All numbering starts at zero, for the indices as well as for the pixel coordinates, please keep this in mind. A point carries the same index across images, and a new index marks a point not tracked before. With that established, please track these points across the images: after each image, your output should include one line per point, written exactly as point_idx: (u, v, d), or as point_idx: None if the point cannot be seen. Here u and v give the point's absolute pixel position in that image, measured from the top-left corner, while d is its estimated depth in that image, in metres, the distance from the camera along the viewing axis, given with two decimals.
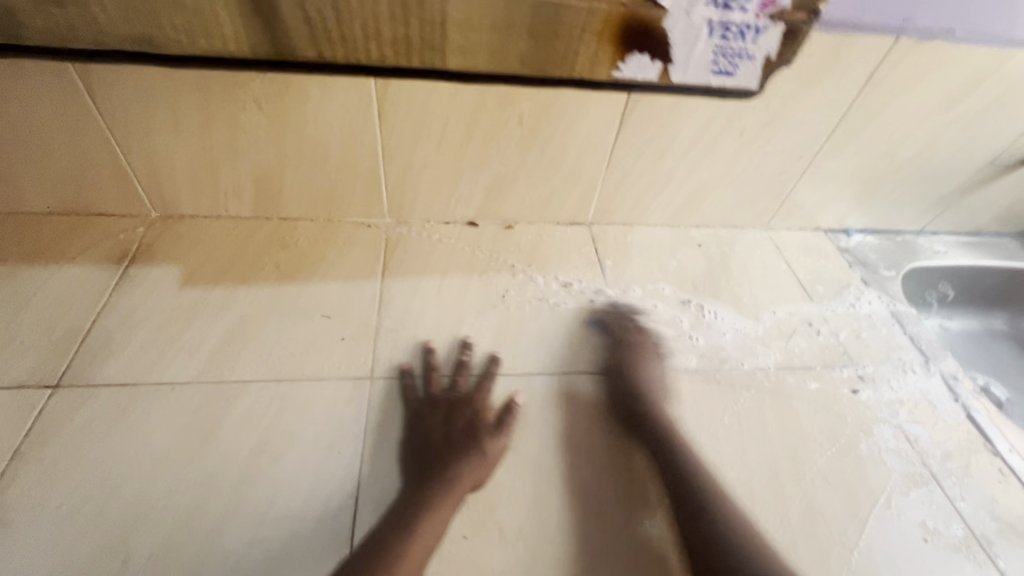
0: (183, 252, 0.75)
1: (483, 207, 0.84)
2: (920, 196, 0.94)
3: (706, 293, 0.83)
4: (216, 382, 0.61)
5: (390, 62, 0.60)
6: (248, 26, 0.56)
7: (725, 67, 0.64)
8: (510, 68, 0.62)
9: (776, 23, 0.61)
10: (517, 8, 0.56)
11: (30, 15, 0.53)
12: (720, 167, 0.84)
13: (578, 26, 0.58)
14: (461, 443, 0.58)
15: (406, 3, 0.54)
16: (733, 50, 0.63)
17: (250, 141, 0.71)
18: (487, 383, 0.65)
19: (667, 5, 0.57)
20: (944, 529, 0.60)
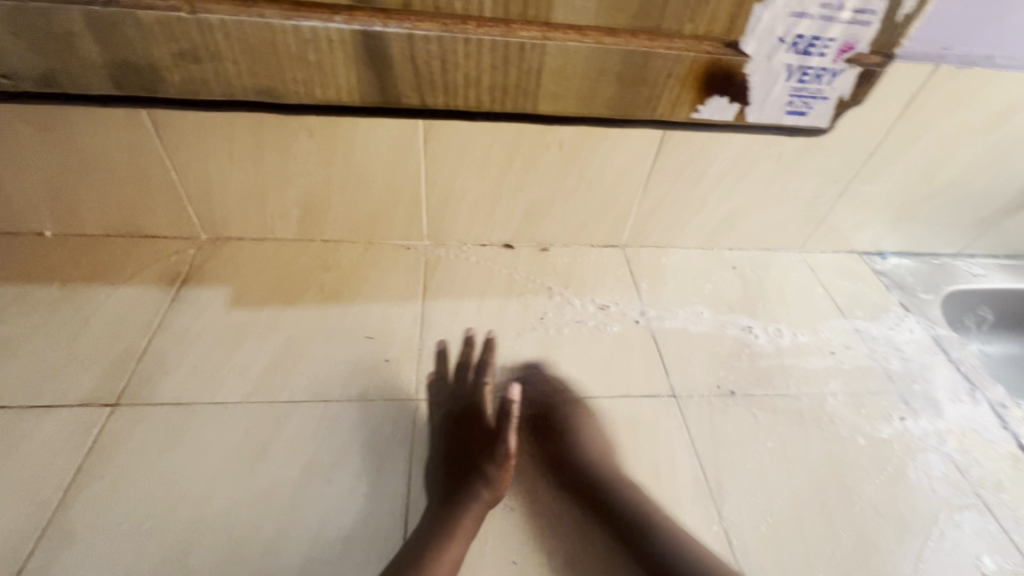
0: (231, 274, 0.77)
1: (520, 229, 0.85)
2: (958, 219, 0.93)
3: (743, 317, 0.82)
4: (267, 402, 0.63)
5: (485, 107, 0.60)
6: (360, 77, 0.56)
7: (799, 109, 0.64)
8: (596, 112, 0.61)
9: (853, 67, 0.60)
10: (609, 56, 0.55)
11: (169, 71, 0.54)
12: (756, 191, 0.84)
13: (665, 72, 0.57)
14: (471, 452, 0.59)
15: (510, 53, 0.54)
16: (809, 92, 0.62)
17: (300, 167, 0.73)
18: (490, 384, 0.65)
19: (749, 51, 0.57)
20: (1002, 563, 0.59)
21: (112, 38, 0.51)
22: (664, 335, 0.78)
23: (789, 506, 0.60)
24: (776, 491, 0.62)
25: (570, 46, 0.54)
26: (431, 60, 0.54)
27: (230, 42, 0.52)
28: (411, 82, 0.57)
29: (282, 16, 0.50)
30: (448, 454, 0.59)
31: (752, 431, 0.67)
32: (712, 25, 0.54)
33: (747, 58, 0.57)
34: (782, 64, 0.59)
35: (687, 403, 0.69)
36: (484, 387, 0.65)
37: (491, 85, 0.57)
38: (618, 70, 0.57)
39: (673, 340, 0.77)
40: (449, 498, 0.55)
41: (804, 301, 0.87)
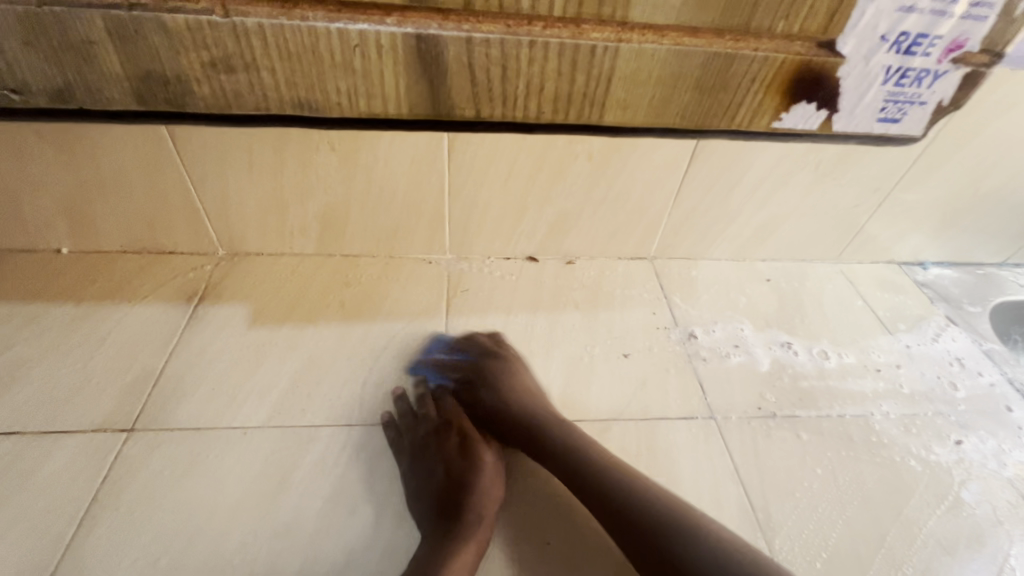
0: (249, 290, 0.75)
1: (545, 242, 0.82)
2: (1005, 228, 0.89)
3: (781, 331, 0.79)
4: (287, 427, 0.60)
5: (545, 118, 0.57)
6: (412, 88, 0.54)
7: (892, 114, 0.60)
8: (666, 123, 0.58)
9: (957, 67, 0.57)
10: (687, 60, 0.52)
11: (199, 83, 0.52)
12: (792, 200, 0.81)
13: (745, 76, 0.54)
14: (463, 468, 0.56)
15: (577, 59, 0.51)
16: (905, 96, 0.59)
17: (320, 181, 0.71)
18: (456, 404, 0.64)
19: (847, 51, 0.53)
20: None
21: (138, 49, 0.49)
22: (698, 351, 0.74)
23: (845, 540, 0.56)
24: (830, 522, 0.57)
25: (646, 49, 0.51)
26: (490, 66, 0.52)
27: (268, 50, 0.50)
28: (466, 91, 0.54)
29: (326, 18, 0.48)
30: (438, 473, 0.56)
31: (800, 455, 0.63)
32: (804, 24, 0.51)
33: (843, 58, 0.54)
34: (884, 66, 0.55)
35: (727, 425, 0.66)
36: (453, 413, 0.62)
37: (553, 93, 0.55)
38: (695, 76, 0.54)
39: (709, 358, 0.74)
40: (451, 515, 0.52)
41: (844, 315, 0.83)
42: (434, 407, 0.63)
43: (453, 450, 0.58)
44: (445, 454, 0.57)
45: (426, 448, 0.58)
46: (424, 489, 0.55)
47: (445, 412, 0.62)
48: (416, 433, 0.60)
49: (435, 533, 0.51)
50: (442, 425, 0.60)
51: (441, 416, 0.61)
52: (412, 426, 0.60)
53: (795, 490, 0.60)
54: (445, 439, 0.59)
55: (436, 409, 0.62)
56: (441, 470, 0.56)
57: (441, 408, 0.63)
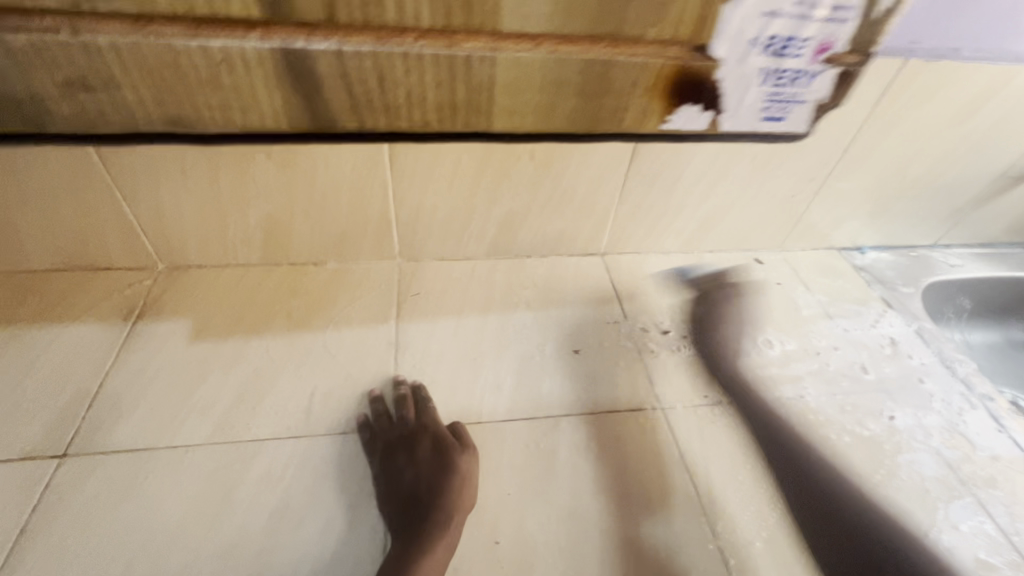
0: (190, 305, 0.73)
1: (496, 242, 0.83)
2: (934, 212, 0.93)
3: (726, 319, 0.81)
4: (231, 443, 0.59)
5: (434, 126, 0.59)
6: (288, 105, 0.55)
7: (775, 113, 0.63)
8: (557, 127, 0.61)
9: (830, 67, 0.59)
10: (563, 67, 0.54)
11: (58, 103, 0.52)
12: (732, 192, 0.83)
13: (629, 83, 0.57)
14: (431, 476, 0.56)
15: (454, 69, 0.53)
16: (784, 96, 0.62)
17: (259, 189, 0.70)
18: (427, 409, 0.63)
19: (722, 56, 0.56)
20: (999, 562, 0.58)
21: (29, 57, 0.47)
22: (648, 344, 0.76)
23: (783, 517, 0.59)
24: (770, 502, 0.60)
25: (520, 57, 0.52)
26: (366, 78, 0.52)
27: (127, 69, 0.50)
28: (344, 101, 0.55)
29: (185, 35, 0.48)
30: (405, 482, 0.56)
31: (742, 439, 0.66)
32: (678, 29, 0.53)
33: (718, 62, 0.56)
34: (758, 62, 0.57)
35: (675, 415, 0.67)
36: (425, 419, 0.62)
37: (438, 104, 0.56)
38: (578, 82, 0.56)
39: (657, 350, 0.75)
40: (417, 523, 0.53)
41: (786, 301, 0.86)
42: (406, 413, 0.62)
43: (423, 457, 0.58)
44: (415, 462, 0.57)
45: (396, 457, 0.58)
46: (395, 495, 0.56)
47: (418, 417, 0.62)
48: (386, 443, 0.60)
49: (402, 542, 0.52)
50: (413, 433, 0.60)
51: (409, 421, 0.61)
52: (383, 433, 0.61)
53: (738, 475, 0.62)
54: (415, 446, 0.59)
55: (409, 416, 0.62)
56: (411, 479, 0.56)
57: (413, 414, 0.63)
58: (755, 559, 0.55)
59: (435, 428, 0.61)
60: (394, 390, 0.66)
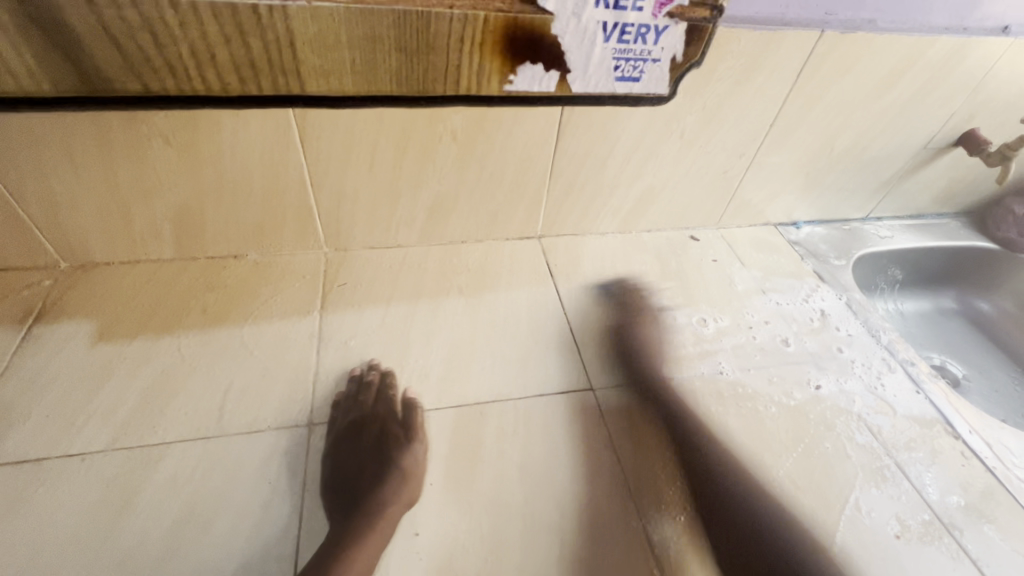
0: (97, 304, 0.68)
1: (427, 228, 0.80)
2: (863, 185, 0.95)
3: (661, 298, 0.81)
4: (135, 448, 0.56)
5: (237, 88, 0.55)
6: (57, 64, 0.50)
7: (629, 72, 0.61)
8: (385, 89, 0.58)
9: (676, 22, 0.57)
10: (374, 20, 0.51)
11: None
12: (664, 169, 0.82)
13: (450, 37, 0.54)
14: (377, 467, 0.56)
15: (240, 24, 0.49)
16: (636, 54, 0.60)
17: (162, 179, 0.66)
18: (387, 396, 0.63)
19: (552, 9, 0.54)
20: (912, 520, 0.59)
21: None
22: (581, 326, 0.75)
23: (708, 491, 0.59)
24: (696, 477, 0.60)
25: (319, 9, 0.49)
26: (136, 33, 0.48)
27: None
28: (118, 58, 0.50)
29: None
30: (348, 471, 0.56)
31: (672, 415, 0.66)
32: None
33: (550, 15, 0.54)
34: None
35: (606, 394, 0.67)
36: (382, 405, 0.62)
37: (235, 62, 0.52)
38: (394, 38, 0.53)
39: (591, 332, 0.75)
40: (355, 513, 0.53)
41: (721, 278, 0.86)
42: (365, 398, 0.62)
43: (371, 446, 0.58)
44: (363, 451, 0.58)
45: (345, 443, 0.58)
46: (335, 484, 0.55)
47: (374, 403, 0.62)
48: (340, 429, 0.60)
49: (339, 530, 0.52)
50: (365, 419, 0.60)
51: (366, 406, 0.61)
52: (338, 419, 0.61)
53: (664, 453, 0.62)
54: (365, 434, 0.59)
55: (366, 401, 0.62)
56: (357, 467, 0.57)
57: (371, 399, 0.62)
58: (677, 536, 0.55)
59: (393, 417, 0.61)
60: (360, 371, 0.66)
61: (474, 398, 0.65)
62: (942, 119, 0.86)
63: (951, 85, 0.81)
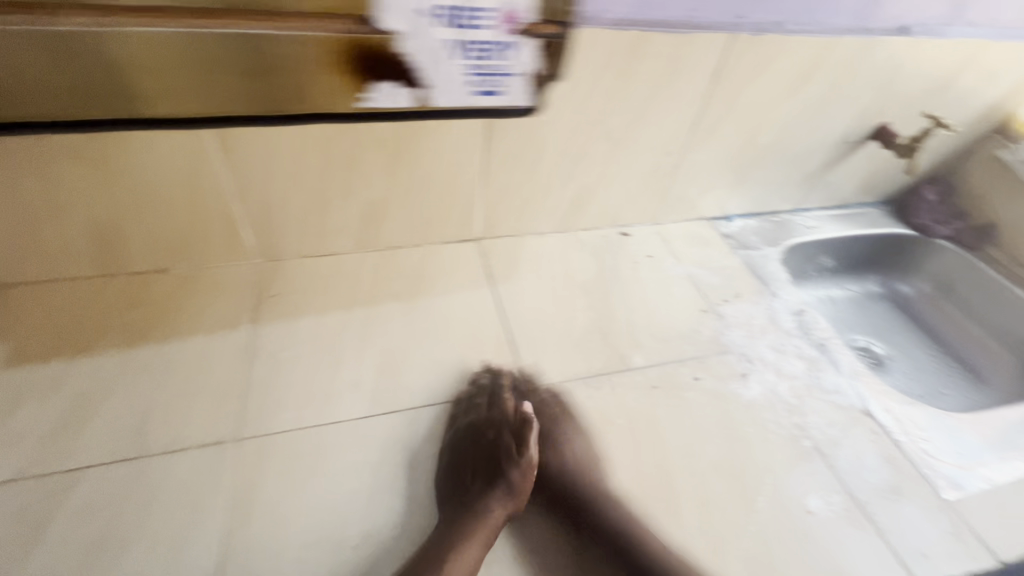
0: (7, 327, 0.65)
1: (362, 234, 0.80)
2: (790, 178, 0.98)
3: (596, 294, 0.83)
4: (47, 476, 0.54)
5: (79, 116, 0.56)
6: None
7: (487, 87, 0.66)
8: (240, 109, 0.60)
9: (522, 39, 0.63)
10: (207, 41, 0.53)
11: None
12: (596, 168, 0.84)
13: (292, 57, 0.57)
14: (484, 471, 0.60)
15: (71, 51, 0.51)
16: (489, 70, 0.64)
17: (70, 196, 0.63)
18: (500, 402, 0.66)
19: (396, 30, 0.58)
20: (827, 502, 0.63)
21: None
22: (519, 326, 0.76)
23: (638, 487, 0.61)
24: (626, 471, 0.62)
25: (151, 34, 0.52)
26: None
27: None
28: None
29: None
30: (461, 477, 0.60)
31: (603, 413, 0.68)
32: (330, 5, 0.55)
33: (397, 34, 0.58)
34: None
35: (539, 394, 0.69)
36: (499, 410, 0.65)
37: (71, 90, 0.54)
38: (233, 59, 0.55)
39: (528, 332, 0.76)
40: (461, 516, 0.56)
41: (656, 275, 0.88)
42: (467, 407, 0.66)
43: (485, 450, 0.62)
44: (476, 455, 0.61)
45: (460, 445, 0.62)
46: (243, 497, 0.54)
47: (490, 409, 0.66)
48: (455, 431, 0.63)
49: (442, 533, 0.55)
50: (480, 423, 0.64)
51: (483, 412, 0.65)
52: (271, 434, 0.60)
53: (596, 450, 0.64)
54: (480, 438, 0.63)
55: (482, 406, 0.66)
56: (468, 471, 0.60)
57: (485, 406, 0.66)
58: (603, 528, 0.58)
59: (507, 424, 0.64)
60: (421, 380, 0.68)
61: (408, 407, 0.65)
62: (855, 114, 0.90)
63: (858, 82, 0.85)
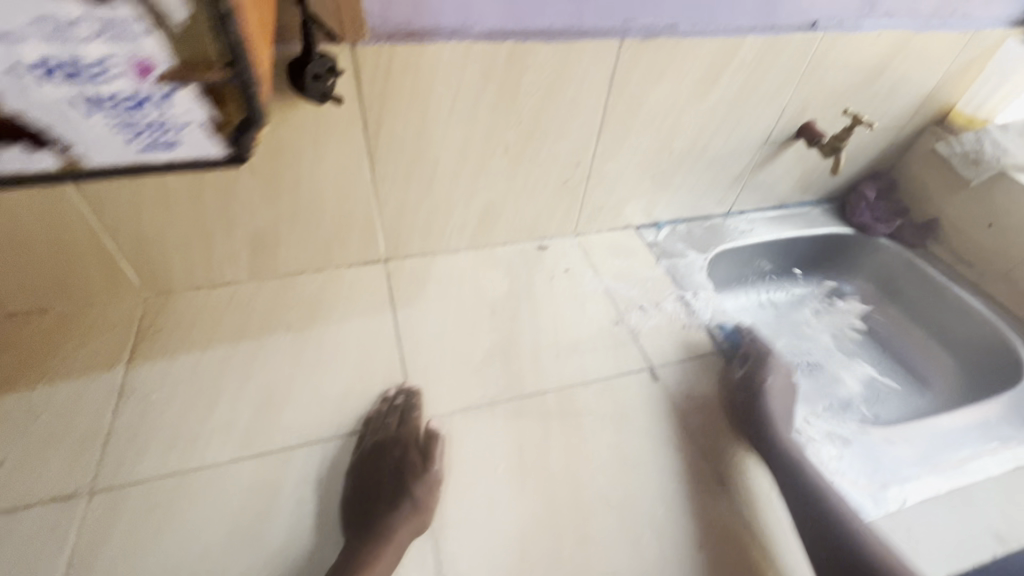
0: (188, 328, 0.73)
1: (476, 233, 0.87)
2: (855, 164, 1.05)
3: (689, 278, 0.91)
4: (261, 455, 0.60)
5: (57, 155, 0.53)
6: None
7: (573, 83, 0.72)
8: (306, 119, 0.64)
9: (603, 37, 0.68)
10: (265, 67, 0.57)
11: None
12: (685, 163, 0.90)
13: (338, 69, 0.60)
14: (647, 430, 0.68)
15: None
16: (571, 67, 0.70)
17: (244, 206, 0.70)
18: (636, 371, 0.75)
19: (485, 34, 0.63)
20: (956, 449, 0.69)
21: None
22: (631, 309, 0.84)
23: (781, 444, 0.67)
24: None
25: None
26: None
27: None
28: None
29: None
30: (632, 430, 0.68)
31: (728, 382, 0.74)
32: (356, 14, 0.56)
33: (486, 38, 0.64)
34: (569, 16, 0.65)
35: (664, 371, 0.75)
36: (640, 371, 0.75)
37: None
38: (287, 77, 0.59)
39: (638, 316, 0.83)
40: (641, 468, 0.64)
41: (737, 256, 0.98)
42: (607, 381, 0.73)
43: (640, 406, 0.70)
44: (636, 412, 0.70)
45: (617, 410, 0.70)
46: (416, 446, 0.62)
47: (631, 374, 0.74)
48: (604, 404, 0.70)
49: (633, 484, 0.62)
50: (625, 390, 0.72)
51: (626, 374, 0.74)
52: (396, 408, 0.65)
53: (733, 415, 0.70)
54: (634, 396, 0.72)
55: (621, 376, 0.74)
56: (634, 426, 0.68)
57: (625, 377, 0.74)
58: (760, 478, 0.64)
59: (652, 378, 0.74)
60: (560, 363, 0.74)
61: (553, 384, 0.72)
62: (919, 102, 0.96)
63: (926, 72, 0.91)
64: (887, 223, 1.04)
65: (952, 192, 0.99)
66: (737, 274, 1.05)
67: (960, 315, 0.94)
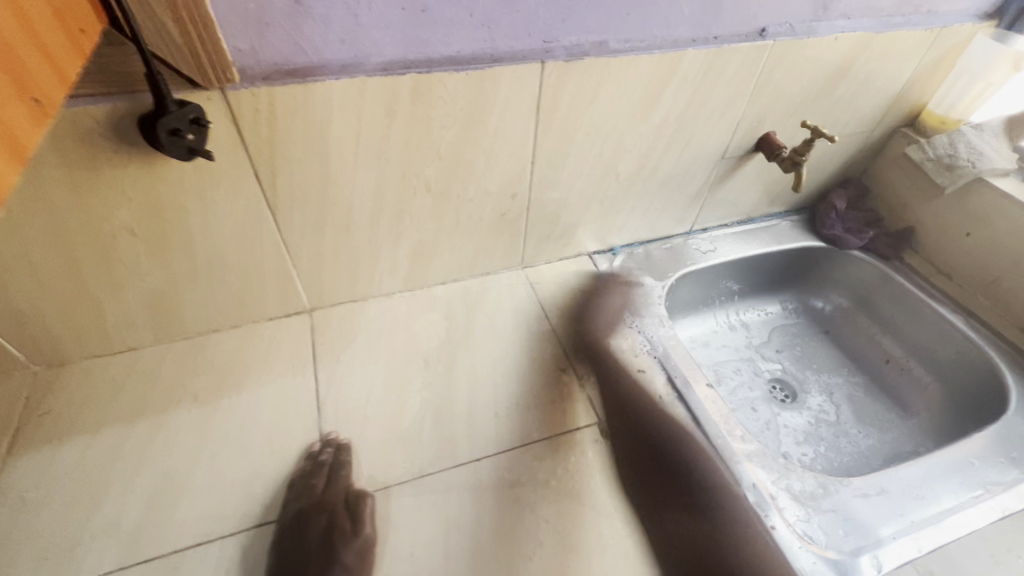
0: (82, 407, 0.65)
1: (410, 275, 0.80)
2: (823, 172, 0.98)
3: (645, 309, 0.84)
4: (147, 562, 0.53)
5: None
6: None
7: (495, 112, 0.64)
8: (185, 173, 0.56)
9: (522, 61, 0.61)
10: (118, 121, 0.50)
11: None
12: (634, 187, 0.83)
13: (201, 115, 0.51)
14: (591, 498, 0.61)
15: None
16: (490, 96, 0.62)
17: (130, 271, 0.62)
18: (582, 426, 0.68)
19: (382, 64, 0.56)
20: (936, 499, 0.63)
21: None
22: (579, 351, 0.77)
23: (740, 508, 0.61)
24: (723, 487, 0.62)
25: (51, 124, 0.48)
26: None
27: None
28: None
29: None
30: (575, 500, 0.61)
31: (684, 433, 0.67)
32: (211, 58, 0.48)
33: (385, 70, 0.56)
34: (479, 41, 0.59)
35: (613, 424, 0.68)
36: (587, 425, 0.68)
37: None
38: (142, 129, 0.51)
39: (587, 359, 0.76)
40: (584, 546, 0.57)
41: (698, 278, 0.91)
42: (549, 440, 0.66)
43: (586, 468, 0.63)
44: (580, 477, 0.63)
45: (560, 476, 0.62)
46: (344, 508, 0.58)
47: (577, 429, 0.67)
48: (545, 469, 0.63)
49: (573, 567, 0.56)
50: (570, 450, 0.65)
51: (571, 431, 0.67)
52: (321, 465, 0.61)
53: (687, 475, 0.63)
54: (579, 456, 0.65)
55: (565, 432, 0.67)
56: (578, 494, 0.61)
57: (569, 433, 0.67)
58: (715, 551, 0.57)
59: (599, 431, 0.67)
60: (498, 424, 0.67)
61: (488, 448, 0.65)
62: (886, 105, 0.89)
63: (891, 74, 0.84)
64: (860, 234, 0.97)
65: (927, 198, 0.92)
66: (703, 296, 0.97)
67: (941, 336, 0.87)
